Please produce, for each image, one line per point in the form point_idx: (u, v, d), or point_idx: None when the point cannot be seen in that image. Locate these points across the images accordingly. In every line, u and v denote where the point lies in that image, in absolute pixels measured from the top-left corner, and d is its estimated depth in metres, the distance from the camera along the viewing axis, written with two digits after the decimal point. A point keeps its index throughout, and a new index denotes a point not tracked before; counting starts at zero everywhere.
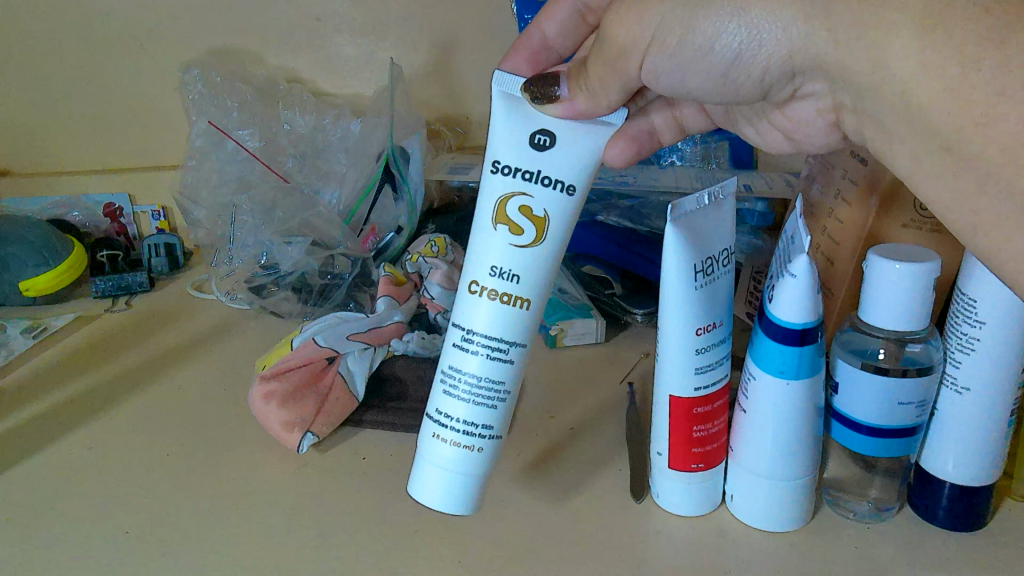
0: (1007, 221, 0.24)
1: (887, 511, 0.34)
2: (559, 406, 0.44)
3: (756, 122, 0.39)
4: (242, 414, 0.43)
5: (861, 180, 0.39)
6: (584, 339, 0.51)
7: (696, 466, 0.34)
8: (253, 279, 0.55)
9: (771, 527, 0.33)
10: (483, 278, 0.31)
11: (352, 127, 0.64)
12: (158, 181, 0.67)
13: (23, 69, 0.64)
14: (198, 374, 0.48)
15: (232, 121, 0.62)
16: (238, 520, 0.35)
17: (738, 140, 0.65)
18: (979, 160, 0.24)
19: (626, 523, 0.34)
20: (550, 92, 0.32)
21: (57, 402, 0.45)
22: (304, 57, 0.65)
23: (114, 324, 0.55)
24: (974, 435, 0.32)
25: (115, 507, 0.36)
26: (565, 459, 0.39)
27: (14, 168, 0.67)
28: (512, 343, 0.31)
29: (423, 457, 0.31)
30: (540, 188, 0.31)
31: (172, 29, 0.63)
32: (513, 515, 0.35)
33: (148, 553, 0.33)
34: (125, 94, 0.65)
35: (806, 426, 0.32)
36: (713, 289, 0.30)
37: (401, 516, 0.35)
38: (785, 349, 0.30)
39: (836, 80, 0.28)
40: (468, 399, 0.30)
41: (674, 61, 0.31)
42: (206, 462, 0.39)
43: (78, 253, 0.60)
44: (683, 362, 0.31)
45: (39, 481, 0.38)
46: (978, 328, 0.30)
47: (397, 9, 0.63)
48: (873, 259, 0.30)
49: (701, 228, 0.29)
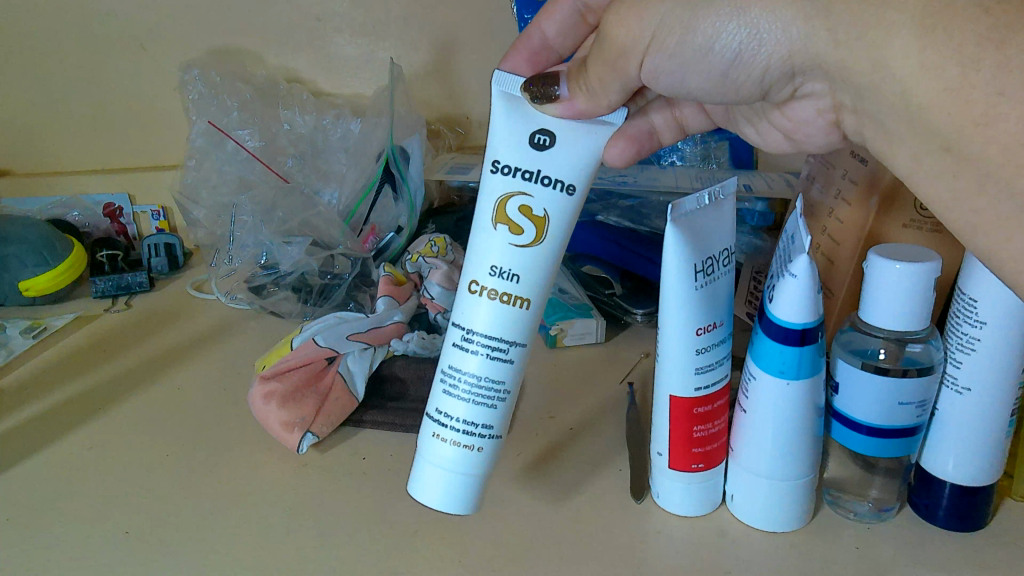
0: (1007, 220, 0.24)
1: (887, 511, 0.34)
2: (560, 406, 0.44)
3: (756, 121, 0.39)
4: (242, 414, 0.43)
5: (861, 180, 0.39)
6: (584, 339, 0.51)
7: (696, 467, 0.34)
8: (254, 279, 0.55)
9: (771, 528, 0.33)
10: (483, 277, 0.31)
11: (351, 126, 0.64)
12: (158, 180, 0.67)
13: (22, 69, 0.64)
14: (198, 374, 0.48)
15: (231, 121, 0.62)
16: (238, 520, 0.35)
17: (737, 140, 0.65)
18: (979, 160, 0.24)
19: (626, 523, 0.34)
20: (550, 92, 0.32)
21: (58, 402, 0.45)
22: (304, 57, 0.65)
23: (114, 324, 0.55)
24: (974, 435, 0.32)
25: (115, 507, 0.36)
26: (565, 459, 0.39)
27: (15, 168, 0.67)
28: (512, 343, 0.31)
29: (423, 457, 0.31)
30: (540, 187, 0.31)
31: (172, 29, 0.63)
32: (513, 515, 0.35)
33: (148, 553, 0.33)
34: (125, 94, 0.65)
35: (806, 426, 0.32)
36: (713, 288, 0.30)
37: (402, 516, 0.35)
38: (785, 350, 0.30)
39: (836, 80, 0.28)
40: (468, 399, 0.30)
41: (674, 61, 0.31)
42: (206, 462, 0.39)
43: (77, 254, 0.60)
44: (683, 362, 0.31)
45: (39, 481, 0.38)
46: (978, 328, 0.30)
47: (397, 9, 0.63)
48: (874, 259, 0.30)
49: (701, 228, 0.29)
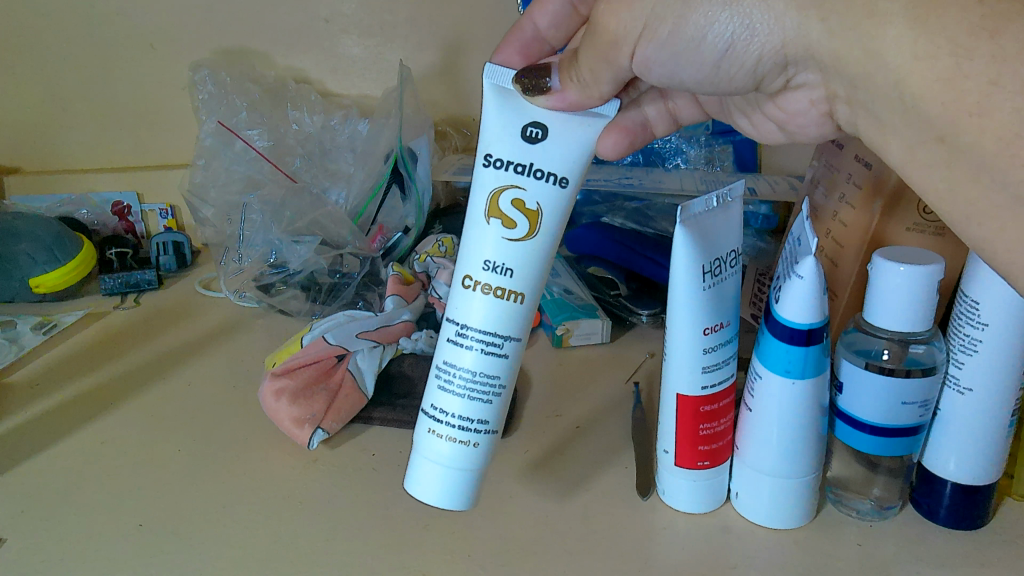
0: (1000, 210, 0.25)
1: (889, 509, 0.34)
2: (567, 404, 0.44)
3: (749, 113, 0.39)
4: (251, 410, 0.44)
5: (866, 184, 0.39)
6: (590, 339, 0.51)
7: (702, 464, 0.34)
8: (262, 278, 0.55)
9: (774, 524, 0.33)
10: (477, 272, 0.31)
11: (358, 127, 0.64)
12: (168, 179, 0.68)
13: (31, 67, 0.64)
14: (209, 370, 0.49)
15: (240, 120, 0.63)
16: (249, 514, 0.35)
17: (742, 144, 0.66)
18: (972, 150, 0.24)
19: (629, 520, 0.34)
20: (540, 84, 0.32)
21: (69, 397, 0.45)
22: (313, 57, 0.66)
23: (122, 322, 0.55)
24: (976, 434, 0.32)
25: (125, 501, 0.36)
26: (571, 456, 0.39)
27: (23, 165, 0.68)
28: (506, 337, 0.31)
29: (419, 453, 0.32)
30: (533, 181, 0.31)
31: (182, 29, 0.64)
32: (521, 511, 0.35)
33: (159, 545, 0.33)
34: (135, 92, 0.66)
35: (810, 425, 0.32)
36: (718, 288, 0.31)
37: (411, 511, 0.35)
38: (792, 349, 0.31)
39: (829, 70, 0.28)
40: (463, 394, 0.31)
41: (666, 52, 0.31)
42: (217, 457, 0.40)
43: (88, 250, 0.61)
44: (689, 361, 0.32)
45: (52, 474, 0.38)
46: (979, 329, 0.31)
47: (405, 10, 0.64)
48: (879, 262, 0.30)
49: (708, 228, 0.30)
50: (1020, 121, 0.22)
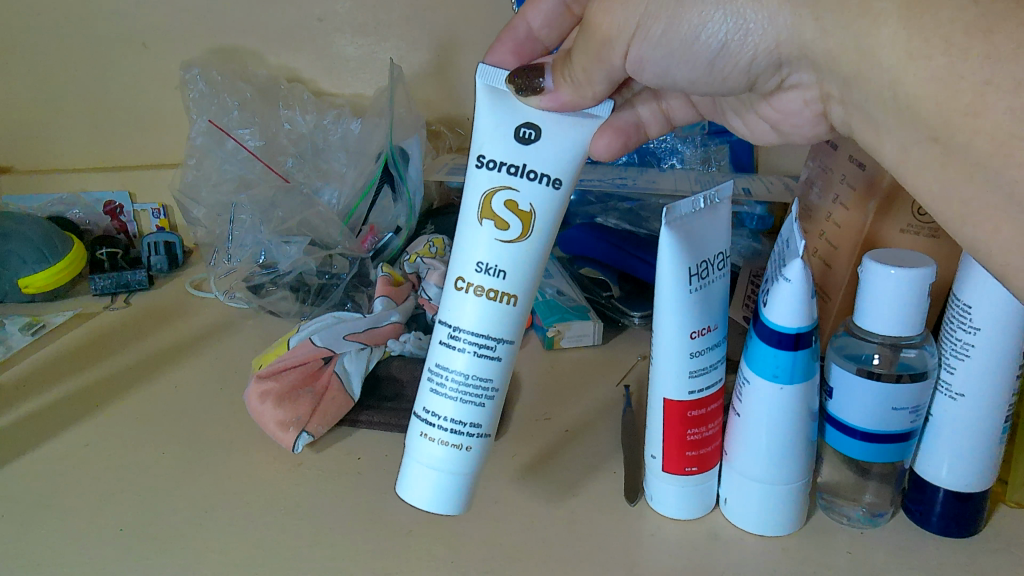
0: (994, 211, 0.24)
1: (880, 516, 0.34)
2: (558, 407, 0.44)
3: (743, 113, 0.39)
4: (238, 412, 0.44)
5: (860, 184, 0.39)
6: (582, 340, 0.51)
7: (690, 470, 0.33)
8: (252, 278, 0.55)
9: (764, 532, 0.33)
10: (469, 274, 0.31)
11: (351, 126, 0.63)
12: (159, 179, 0.67)
13: (23, 66, 0.64)
14: (198, 372, 0.48)
15: (232, 120, 0.62)
16: (233, 518, 0.35)
17: (738, 144, 0.65)
18: (966, 151, 0.24)
19: (619, 525, 0.34)
20: (534, 84, 0.31)
21: (56, 399, 0.45)
22: (306, 57, 0.65)
23: (110, 323, 0.55)
24: (968, 439, 0.32)
25: (107, 504, 0.36)
26: (561, 460, 0.39)
27: (15, 164, 0.67)
28: (500, 339, 0.31)
29: (412, 457, 0.31)
30: (526, 182, 0.31)
31: (175, 28, 0.63)
32: (508, 516, 0.35)
33: (141, 550, 0.33)
34: (128, 91, 0.65)
35: (801, 430, 0.32)
36: (708, 290, 0.30)
37: (397, 515, 0.35)
38: (780, 353, 0.30)
39: (823, 70, 0.27)
40: (456, 397, 0.30)
41: (659, 51, 0.31)
42: (202, 460, 0.39)
43: (78, 250, 0.61)
44: (680, 364, 0.31)
45: (34, 477, 0.38)
46: (972, 333, 0.30)
47: (399, 9, 0.64)
48: (871, 264, 0.30)
49: (696, 231, 0.29)
50: (1014, 122, 0.22)
